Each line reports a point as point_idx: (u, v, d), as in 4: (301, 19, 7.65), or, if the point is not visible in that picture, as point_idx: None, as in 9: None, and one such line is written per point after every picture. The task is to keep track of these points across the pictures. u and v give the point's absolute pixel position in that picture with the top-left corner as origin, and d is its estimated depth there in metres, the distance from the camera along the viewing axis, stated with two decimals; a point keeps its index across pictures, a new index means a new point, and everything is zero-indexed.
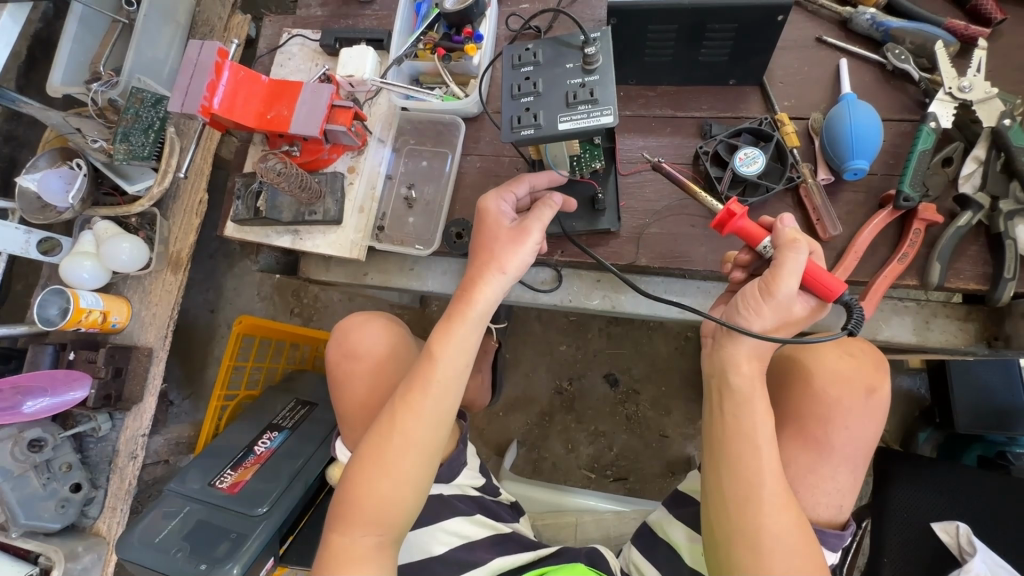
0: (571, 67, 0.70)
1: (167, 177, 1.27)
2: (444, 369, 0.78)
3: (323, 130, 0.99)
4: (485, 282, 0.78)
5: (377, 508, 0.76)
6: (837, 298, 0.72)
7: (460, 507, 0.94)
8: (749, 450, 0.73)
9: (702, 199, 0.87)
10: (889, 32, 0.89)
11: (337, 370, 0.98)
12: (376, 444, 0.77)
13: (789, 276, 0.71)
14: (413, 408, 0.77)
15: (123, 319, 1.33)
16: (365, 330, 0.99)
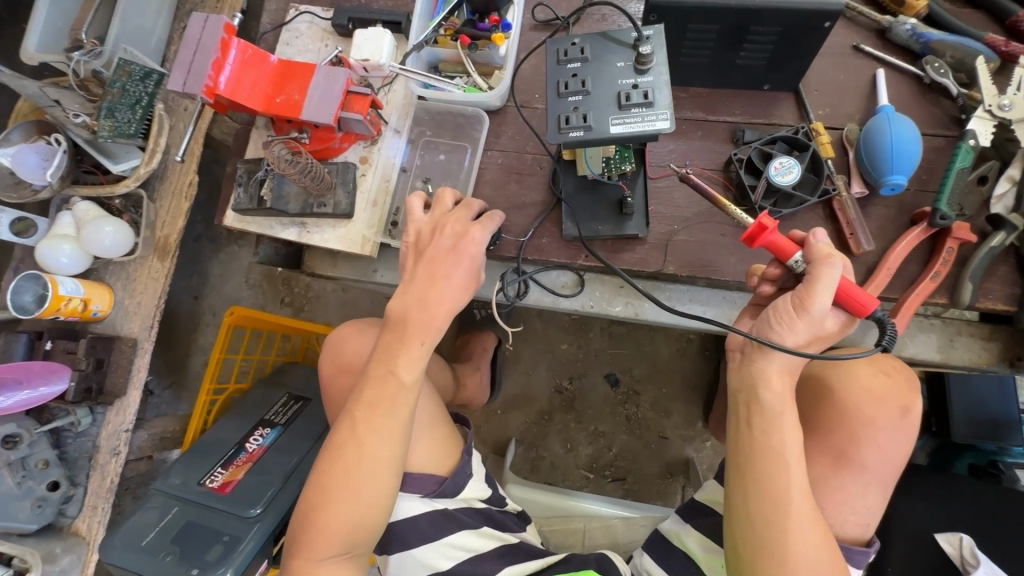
0: (622, 66, 0.66)
1: (155, 157, 1.18)
2: (409, 391, 0.76)
3: (338, 117, 0.94)
4: (442, 297, 0.74)
5: (345, 531, 0.77)
6: (871, 313, 0.69)
7: (466, 521, 0.90)
8: (779, 467, 0.71)
9: (728, 211, 0.76)
10: (929, 44, 0.87)
11: (331, 385, 0.97)
12: (339, 467, 0.76)
13: (823, 290, 0.67)
14: (374, 431, 0.76)
15: (105, 308, 1.22)
16: (357, 339, 0.98)
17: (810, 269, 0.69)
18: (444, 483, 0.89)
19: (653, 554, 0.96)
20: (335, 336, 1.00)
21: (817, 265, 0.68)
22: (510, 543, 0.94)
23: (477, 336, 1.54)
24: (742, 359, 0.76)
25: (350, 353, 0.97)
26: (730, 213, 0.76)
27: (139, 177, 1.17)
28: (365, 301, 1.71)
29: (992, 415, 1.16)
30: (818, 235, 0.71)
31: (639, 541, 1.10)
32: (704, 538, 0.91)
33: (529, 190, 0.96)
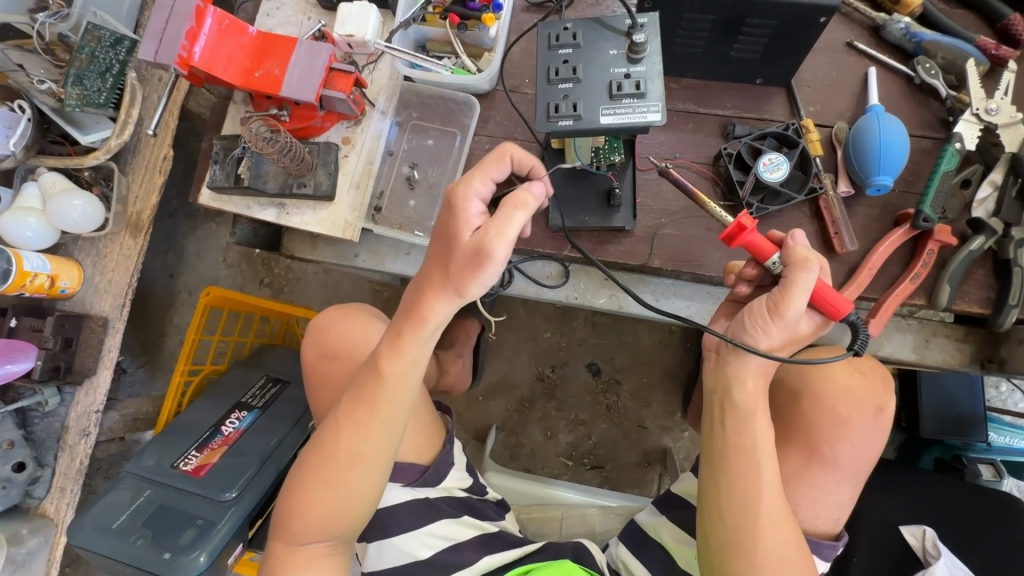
0: (615, 55, 0.64)
1: (127, 129, 1.12)
2: (394, 389, 0.72)
3: (319, 96, 0.90)
4: (436, 299, 0.66)
5: (325, 520, 0.76)
6: (843, 317, 0.68)
7: (448, 510, 0.91)
8: (752, 466, 0.71)
9: (711, 211, 0.73)
10: (921, 44, 0.87)
11: (315, 370, 0.95)
12: (321, 457, 0.75)
13: (799, 294, 0.67)
14: (356, 426, 0.73)
15: (73, 285, 1.17)
16: (341, 326, 0.95)
17: (786, 273, 0.68)
18: (426, 472, 0.90)
19: (629, 544, 0.97)
20: (319, 321, 0.97)
21: (794, 270, 0.67)
22: (487, 532, 0.94)
23: (460, 322, 1.50)
24: (717, 359, 0.77)
25: (334, 337, 0.95)
26: (710, 212, 0.74)
27: (110, 149, 1.11)
28: (346, 284, 1.68)
29: (960, 412, 1.19)
30: (797, 238, 0.70)
31: (616, 530, 1.12)
32: (681, 532, 0.92)
33: None
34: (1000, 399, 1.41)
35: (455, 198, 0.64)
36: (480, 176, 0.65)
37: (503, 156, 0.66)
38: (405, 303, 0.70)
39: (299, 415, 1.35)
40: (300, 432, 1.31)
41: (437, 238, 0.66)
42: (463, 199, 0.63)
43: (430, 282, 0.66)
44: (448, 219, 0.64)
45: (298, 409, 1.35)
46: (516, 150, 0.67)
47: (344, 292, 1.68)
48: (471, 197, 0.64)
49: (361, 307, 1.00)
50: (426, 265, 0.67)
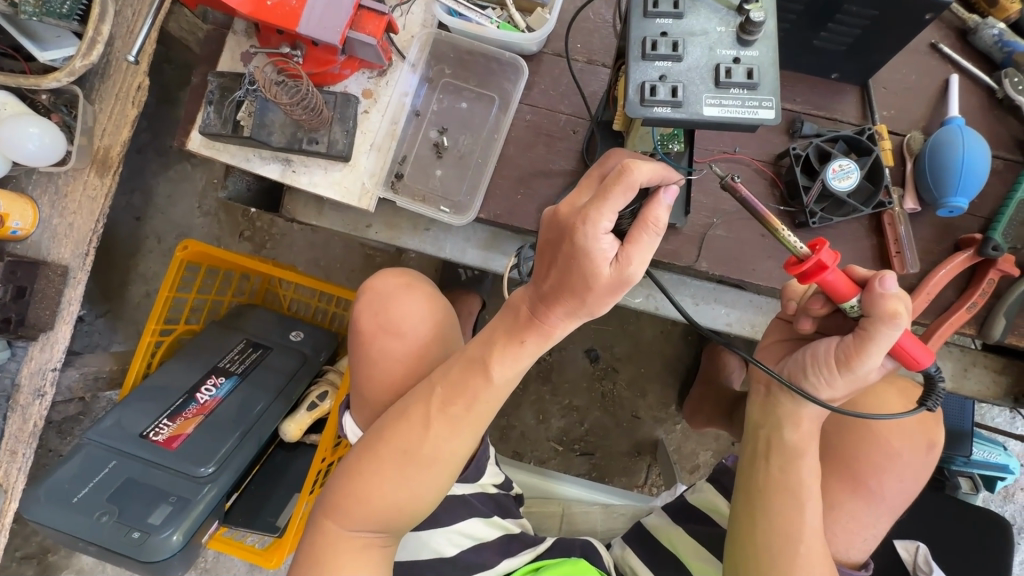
0: (722, 32, 0.54)
1: (97, 49, 0.92)
2: (498, 389, 0.68)
3: (345, 38, 0.77)
4: (563, 309, 0.60)
5: (388, 511, 0.69)
6: (921, 370, 0.63)
7: (479, 508, 0.87)
8: (794, 504, 0.69)
9: (780, 238, 0.60)
10: (1013, 55, 0.80)
11: (371, 348, 0.83)
12: (399, 443, 0.69)
13: (875, 354, 0.61)
14: (447, 420, 0.69)
15: (27, 226, 0.97)
16: (405, 301, 0.84)
17: (865, 325, 0.61)
18: (467, 468, 0.85)
19: (638, 547, 0.94)
20: (378, 290, 0.86)
21: (876, 324, 0.60)
22: (511, 533, 0.90)
23: (459, 298, 1.21)
24: (766, 395, 0.73)
25: (398, 315, 0.83)
26: (782, 241, 0.61)
27: (74, 71, 0.91)
28: (333, 246, 1.49)
29: None
30: (886, 281, 0.61)
31: (619, 530, 1.09)
32: (695, 542, 0.90)
33: (559, 156, 0.84)
34: (981, 414, 1.44)
35: (580, 239, 0.54)
36: (604, 211, 0.53)
37: (629, 185, 0.52)
38: (523, 306, 0.64)
39: (282, 385, 1.15)
40: (284, 404, 1.13)
41: (555, 268, 0.58)
42: (590, 240, 0.54)
43: (559, 290, 0.58)
44: (573, 258, 0.55)
45: (282, 378, 1.16)
46: (644, 168, 0.52)
47: (333, 254, 1.48)
48: (599, 236, 0.54)
49: (422, 280, 0.89)
50: (551, 283, 0.59)
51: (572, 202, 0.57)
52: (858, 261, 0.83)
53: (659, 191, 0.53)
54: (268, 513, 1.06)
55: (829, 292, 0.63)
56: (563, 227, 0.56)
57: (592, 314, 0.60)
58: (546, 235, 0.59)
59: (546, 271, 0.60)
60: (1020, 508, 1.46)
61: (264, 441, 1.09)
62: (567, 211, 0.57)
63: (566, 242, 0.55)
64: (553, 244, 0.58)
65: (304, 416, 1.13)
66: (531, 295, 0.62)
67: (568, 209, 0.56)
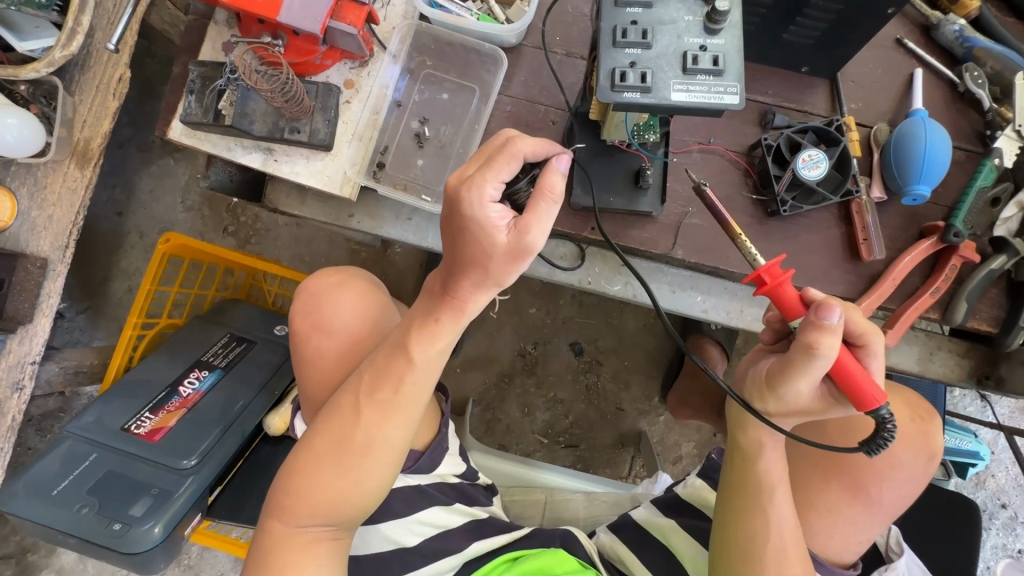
0: (690, 22, 0.56)
1: (76, 39, 0.92)
2: (423, 370, 0.69)
3: (326, 27, 0.78)
4: (471, 286, 0.62)
5: (331, 504, 0.69)
6: (867, 409, 0.58)
7: (438, 497, 0.87)
8: (771, 497, 0.70)
9: (741, 246, 0.64)
10: (972, 50, 0.84)
11: (305, 345, 0.85)
12: (332, 435, 0.70)
13: (801, 378, 0.60)
14: (377, 405, 0.69)
15: (4, 219, 0.96)
16: (336, 295, 0.86)
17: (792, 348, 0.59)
18: (420, 459, 0.86)
19: (624, 537, 0.96)
20: (313, 288, 0.87)
21: (798, 353, 0.58)
22: (478, 518, 0.92)
23: None
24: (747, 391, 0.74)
25: (330, 311, 0.85)
26: (741, 249, 0.65)
27: (53, 61, 0.91)
28: (319, 240, 1.49)
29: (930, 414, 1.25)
30: (827, 312, 0.56)
31: (602, 519, 1.11)
32: (687, 535, 0.90)
33: None
34: (953, 403, 1.50)
35: (467, 207, 0.58)
36: (489, 179, 0.58)
37: (512, 156, 0.59)
38: (438, 285, 0.66)
39: (265, 380, 1.15)
40: (267, 398, 1.14)
41: (456, 245, 0.61)
42: (477, 208, 0.58)
43: (462, 265, 0.61)
44: (465, 229, 0.59)
45: (265, 373, 1.16)
46: (527, 142, 0.59)
47: (318, 249, 1.49)
48: (486, 202, 0.58)
49: (358, 277, 0.90)
50: (457, 260, 0.61)
51: (462, 175, 0.60)
52: (827, 248, 0.85)
53: (551, 160, 0.58)
54: (251, 507, 1.06)
55: (779, 306, 0.63)
56: (452, 201, 0.59)
57: (502, 286, 0.63)
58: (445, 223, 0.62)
59: (452, 253, 0.62)
60: (990, 494, 1.51)
61: (248, 433, 1.09)
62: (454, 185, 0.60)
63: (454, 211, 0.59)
64: (449, 220, 0.61)
65: (289, 411, 1.13)
66: (443, 277, 0.65)
67: (455, 182, 0.60)
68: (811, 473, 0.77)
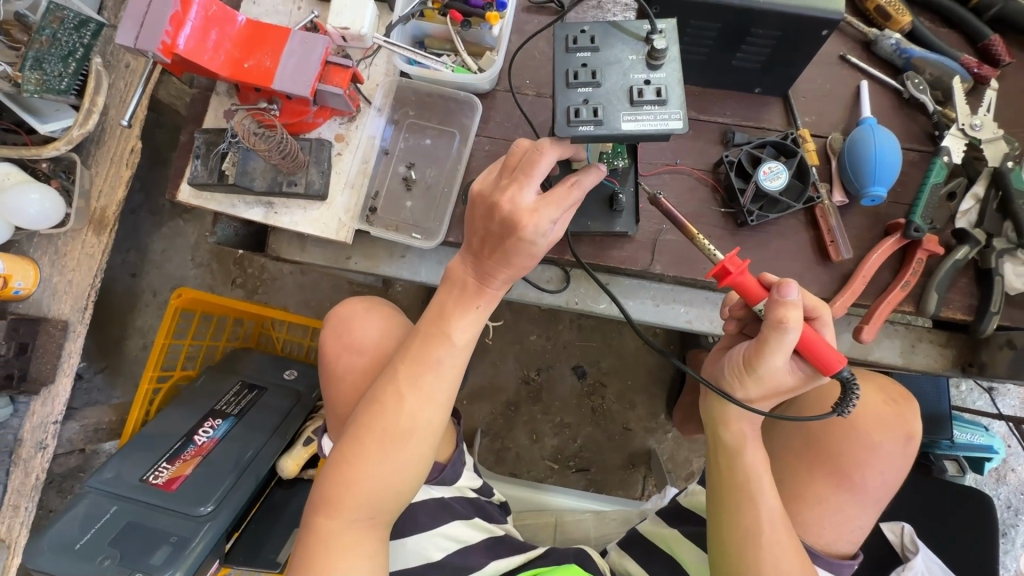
0: (634, 60, 0.63)
1: (92, 117, 1.05)
2: (460, 351, 0.74)
3: (315, 90, 0.86)
4: (505, 278, 0.71)
5: (377, 493, 0.70)
6: (832, 373, 0.66)
7: (460, 511, 0.90)
8: (750, 492, 0.71)
9: (699, 245, 0.75)
10: (910, 60, 0.90)
11: (333, 364, 0.87)
12: (378, 426, 0.71)
13: (777, 356, 0.65)
14: (419, 388, 0.72)
15: (29, 285, 1.05)
16: (364, 319, 0.88)
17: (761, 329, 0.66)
18: (444, 470, 0.88)
19: (633, 551, 0.96)
20: (341, 315, 0.90)
21: (767, 331, 0.65)
22: (497, 536, 0.93)
23: None
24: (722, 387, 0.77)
25: (356, 332, 0.87)
26: (700, 248, 0.76)
27: (72, 139, 1.02)
28: (325, 285, 1.56)
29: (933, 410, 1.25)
30: (785, 289, 0.64)
31: (612, 537, 1.11)
32: (691, 544, 0.91)
33: None
34: (959, 398, 1.50)
35: (528, 236, 0.64)
36: (547, 215, 0.64)
37: (569, 188, 0.65)
38: (468, 275, 0.74)
39: (278, 425, 1.19)
40: (279, 442, 1.17)
41: (499, 254, 0.68)
42: (535, 235, 0.65)
43: (502, 267, 0.70)
44: (514, 249, 0.66)
45: (276, 418, 1.20)
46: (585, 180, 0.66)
47: (324, 293, 1.56)
48: (542, 231, 0.65)
49: (380, 303, 0.93)
50: (493, 255, 0.69)
51: (517, 202, 0.64)
52: (799, 253, 0.90)
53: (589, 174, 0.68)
54: (267, 551, 1.08)
55: (743, 294, 0.70)
56: (509, 226, 0.65)
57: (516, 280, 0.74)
58: (478, 213, 0.69)
59: (490, 257, 0.70)
60: (1012, 489, 1.49)
61: (262, 476, 1.12)
62: (511, 210, 0.64)
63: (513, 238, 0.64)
64: (500, 236, 0.67)
65: (301, 452, 1.16)
66: (476, 269, 0.73)
67: (510, 208, 0.64)
68: (796, 465, 0.77)
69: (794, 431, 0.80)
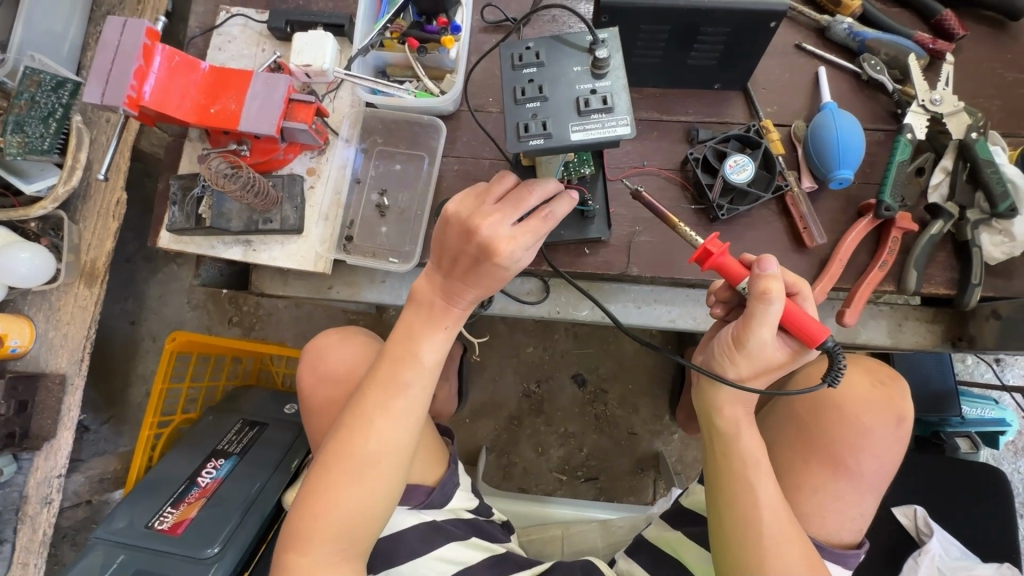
0: (579, 71, 0.64)
1: (75, 173, 1.07)
2: (428, 371, 0.74)
3: (280, 128, 0.88)
4: (473, 297, 0.73)
5: (348, 520, 0.70)
6: (817, 345, 0.66)
7: (455, 532, 0.89)
8: (745, 483, 0.69)
9: (680, 231, 0.76)
10: (865, 42, 0.90)
11: (310, 396, 0.89)
12: (345, 453, 0.71)
13: (763, 329, 0.65)
14: (387, 411, 0.72)
15: (25, 343, 1.07)
16: (340, 349, 0.91)
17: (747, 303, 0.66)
18: (432, 493, 0.88)
19: (638, 558, 0.94)
20: (316, 348, 0.92)
21: (754, 303, 0.65)
22: (499, 554, 0.92)
23: None
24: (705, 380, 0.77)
25: (330, 363, 0.90)
26: (681, 234, 0.76)
27: (57, 197, 1.05)
28: (320, 316, 1.57)
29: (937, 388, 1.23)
30: (765, 264, 0.65)
31: (621, 545, 1.10)
32: (695, 545, 0.89)
33: None
34: (966, 373, 1.48)
35: (502, 262, 0.67)
36: (522, 243, 0.67)
37: (545, 215, 0.68)
38: (435, 295, 0.75)
39: (281, 460, 1.19)
40: (282, 477, 1.16)
41: (470, 276, 0.70)
42: (509, 261, 0.68)
43: (473, 289, 0.72)
44: (488, 273, 0.69)
45: (277, 454, 1.20)
46: (563, 204, 0.68)
47: (319, 325, 1.57)
48: (516, 259, 0.68)
49: (356, 331, 0.96)
50: (462, 276, 0.71)
51: (495, 231, 0.67)
52: (774, 242, 0.90)
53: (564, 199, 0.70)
54: None
55: (724, 274, 0.71)
56: (484, 252, 0.67)
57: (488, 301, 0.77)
58: (450, 233, 0.70)
59: (462, 279, 0.71)
60: None
61: (268, 514, 1.11)
62: (488, 237, 0.67)
63: (489, 263, 0.67)
64: (473, 260, 0.69)
65: None
66: (443, 289, 0.74)
67: (488, 236, 0.67)
68: (792, 454, 0.76)
69: (786, 421, 0.79)
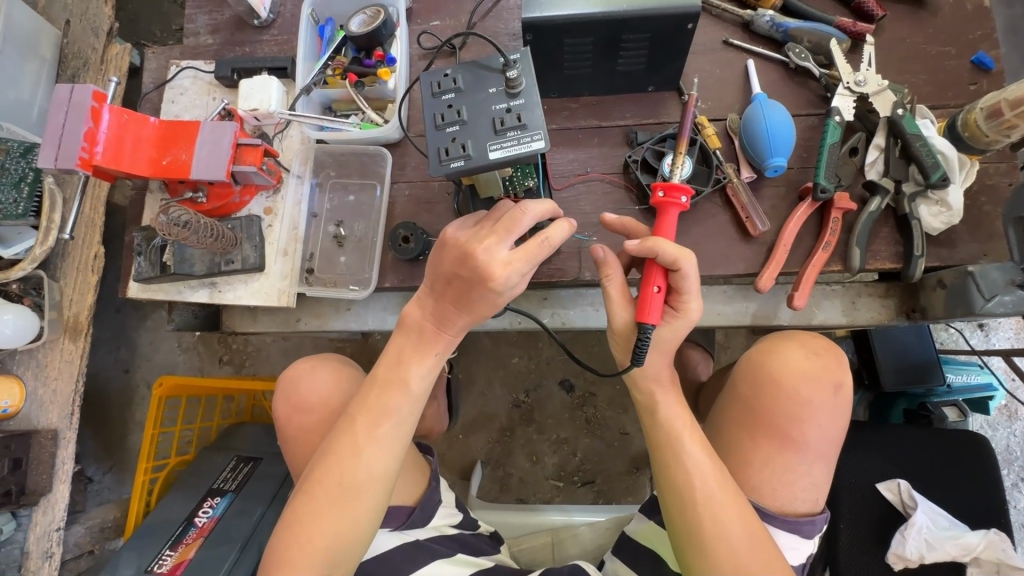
0: (494, 93, 0.67)
1: (50, 235, 1.09)
2: (416, 398, 0.76)
3: (231, 172, 0.91)
4: (462, 322, 0.74)
5: (333, 546, 0.72)
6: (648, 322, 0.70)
7: (439, 550, 0.90)
8: (675, 455, 0.74)
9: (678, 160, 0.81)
10: (788, 32, 0.93)
11: (287, 424, 0.91)
12: (332, 480, 0.73)
13: (617, 306, 0.75)
14: (375, 437, 0.74)
15: (15, 403, 1.10)
16: (313, 378, 0.92)
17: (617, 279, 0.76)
18: (412, 514, 0.90)
19: (623, 557, 0.94)
20: (286, 375, 0.94)
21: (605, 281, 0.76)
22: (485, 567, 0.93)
23: None
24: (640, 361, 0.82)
25: (306, 391, 0.91)
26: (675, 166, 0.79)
27: (36, 257, 1.07)
28: (306, 347, 1.60)
29: (915, 360, 1.22)
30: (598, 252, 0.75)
31: (608, 545, 1.10)
32: None
33: (438, 219, 0.96)
34: (950, 341, 1.47)
35: (495, 290, 0.68)
36: (517, 270, 0.68)
37: (543, 241, 0.69)
38: (425, 319, 0.76)
39: (277, 490, 1.21)
40: (278, 507, 1.17)
41: (462, 302, 0.71)
42: (504, 288, 0.69)
43: (464, 315, 0.73)
44: (482, 300, 0.70)
45: (272, 485, 1.21)
46: (558, 233, 0.69)
47: (307, 355, 1.59)
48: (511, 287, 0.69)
49: (326, 357, 0.97)
50: (452, 300, 0.72)
51: (496, 258, 0.68)
52: (721, 234, 0.92)
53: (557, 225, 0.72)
54: None
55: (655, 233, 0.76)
56: (478, 278, 0.68)
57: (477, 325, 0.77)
58: (447, 256, 0.70)
59: (455, 304, 0.72)
60: None
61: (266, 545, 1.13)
62: (486, 261, 0.67)
63: (483, 288, 0.68)
64: (467, 282, 0.69)
65: None
66: (433, 313, 0.75)
67: (485, 263, 0.67)
68: (743, 438, 0.78)
69: (734, 400, 0.81)
